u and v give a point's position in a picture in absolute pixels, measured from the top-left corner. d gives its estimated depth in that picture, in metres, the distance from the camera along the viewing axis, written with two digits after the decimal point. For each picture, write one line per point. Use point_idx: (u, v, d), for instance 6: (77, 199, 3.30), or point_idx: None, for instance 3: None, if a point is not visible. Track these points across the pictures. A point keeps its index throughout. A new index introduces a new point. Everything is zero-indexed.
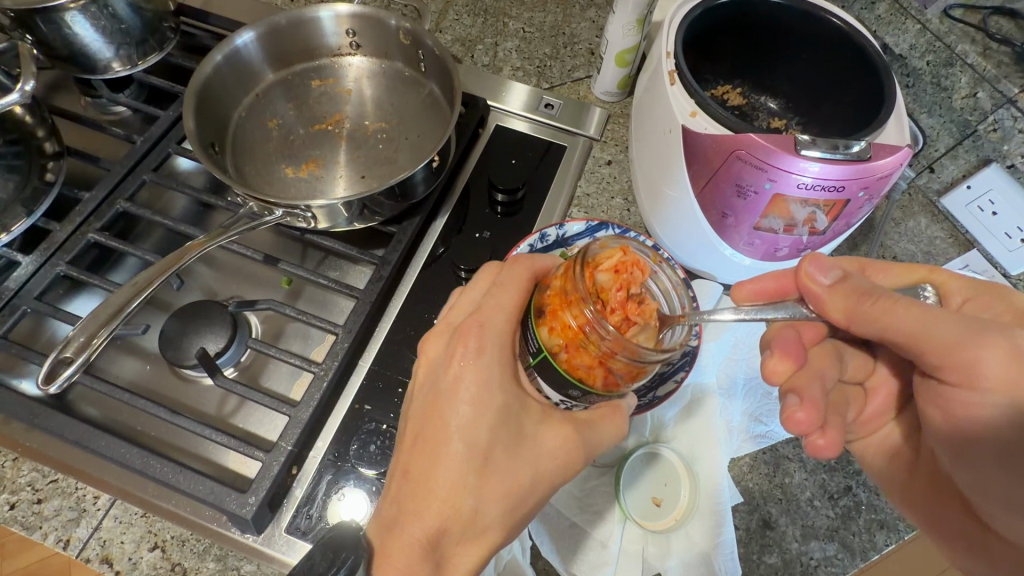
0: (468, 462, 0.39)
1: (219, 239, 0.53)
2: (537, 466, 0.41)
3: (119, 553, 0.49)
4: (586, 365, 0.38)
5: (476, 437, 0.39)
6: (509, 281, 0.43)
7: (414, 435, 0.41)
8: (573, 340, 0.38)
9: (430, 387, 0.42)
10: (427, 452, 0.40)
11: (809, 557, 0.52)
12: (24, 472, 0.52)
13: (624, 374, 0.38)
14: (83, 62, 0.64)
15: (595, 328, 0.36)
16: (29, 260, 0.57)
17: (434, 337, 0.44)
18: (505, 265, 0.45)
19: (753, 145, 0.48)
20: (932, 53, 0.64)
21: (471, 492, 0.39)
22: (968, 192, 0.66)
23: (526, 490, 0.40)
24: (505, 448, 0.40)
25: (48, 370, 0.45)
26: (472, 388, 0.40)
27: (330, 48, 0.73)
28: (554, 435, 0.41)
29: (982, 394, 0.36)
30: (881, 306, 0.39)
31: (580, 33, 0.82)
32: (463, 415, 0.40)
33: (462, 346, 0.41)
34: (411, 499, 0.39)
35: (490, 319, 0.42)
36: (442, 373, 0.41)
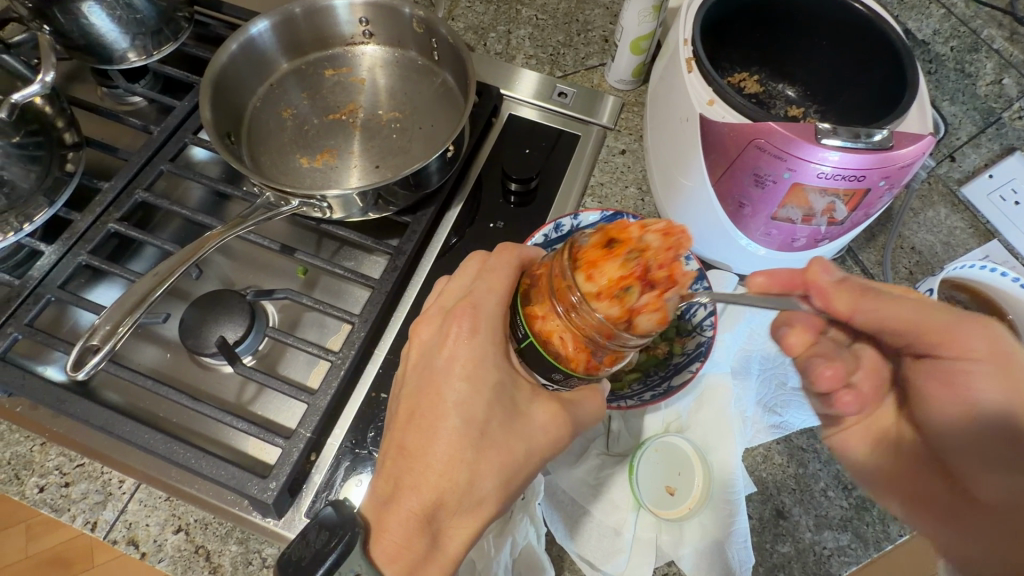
0: (462, 436, 0.39)
1: (236, 230, 0.53)
2: (529, 440, 0.40)
3: (145, 535, 0.51)
4: (566, 348, 0.38)
5: (472, 411, 0.40)
6: (498, 266, 0.43)
7: (409, 412, 0.42)
8: (555, 323, 0.38)
9: (424, 367, 0.43)
10: (421, 426, 0.40)
11: (822, 546, 0.52)
12: (51, 456, 0.54)
13: (605, 358, 0.38)
14: (99, 52, 0.64)
15: (580, 313, 0.35)
16: (52, 250, 0.58)
17: (428, 321, 0.45)
18: (494, 252, 0.45)
19: (772, 134, 0.47)
20: (956, 39, 0.63)
21: (466, 466, 0.39)
22: (990, 181, 0.65)
23: (520, 463, 0.40)
24: (500, 421, 0.40)
25: (76, 358, 0.46)
26: (467, 364, 0.40)
27: (343, 37, 0.73)
28: (544, 411, 0.41)
29: (973, 363, 0.38)
30: (880, 302, 0.41)
31: (593, 20, 0.81)
32: (457, 390, 0.40)
33: (456, 325, 0.42)
34: (406, 473, 0.40)
35: (483, 301, 0.42)
36: (436, 353, 0.42)
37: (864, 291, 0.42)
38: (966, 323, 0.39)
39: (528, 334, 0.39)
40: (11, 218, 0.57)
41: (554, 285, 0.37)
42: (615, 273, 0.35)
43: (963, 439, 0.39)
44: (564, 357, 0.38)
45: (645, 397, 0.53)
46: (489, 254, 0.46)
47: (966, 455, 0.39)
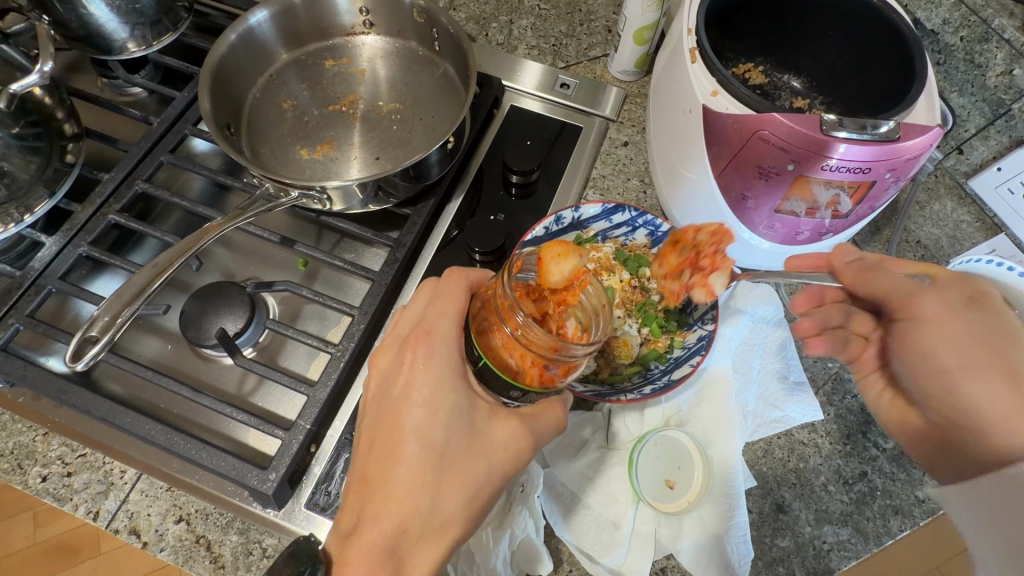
0: (423, 459, 0.39)
1: (236, 222, 0.53)
2: (489, 458, 0.40)
3: (146, 525, 0.51)
4: (519, 365, 0.38)
5: (432, 437, 0.39)
6: (447, 291, 0.43)
7: (370, 442, 0.41)
8: (503, 340, 0.39)
9: (383, 397, 0.42)
10: (381, 454, 0.40)
11: (822, 541, 0.52)
12: (54, 447, 0.54)
13: (559, 371, 0.39)
14: (99, 43, 0.64)
15: (527, 331, 0.36)
16: (53, 241, 0.58)
17: (385, 350, 0.44)
18: (443, 277, 0.44)
19: (777, 126, 0.47)
20: (966, 28, 0.62)
21: (428, 490, 0.39)
22: (998, 175, 0.64)
23: (483, 483, 0.40)
24: (460, 443, 0.39)
25: (75, 348, 0.46)
26: (425, 391, 0.40)
27: (344, 27, 0.72)
28: (503, 428, 0.40)
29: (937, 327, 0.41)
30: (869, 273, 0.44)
31: (596, 9, 0.80)
32: (416, 416, 0.40)
33: (412, 353, 0.41)
34: (368, 502, 0.39)
35: (436, 325, 0.42)
36: (393, 382, 0.42)
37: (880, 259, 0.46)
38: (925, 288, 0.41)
39: (481, 356, 0.39)
40: (11, 209, 0.57)
41: (497, 305, 0.38)
42: (673, 262, 0.55)
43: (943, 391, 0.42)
44: (516, 375, 0.39)
45: (645, 391, 0.53)
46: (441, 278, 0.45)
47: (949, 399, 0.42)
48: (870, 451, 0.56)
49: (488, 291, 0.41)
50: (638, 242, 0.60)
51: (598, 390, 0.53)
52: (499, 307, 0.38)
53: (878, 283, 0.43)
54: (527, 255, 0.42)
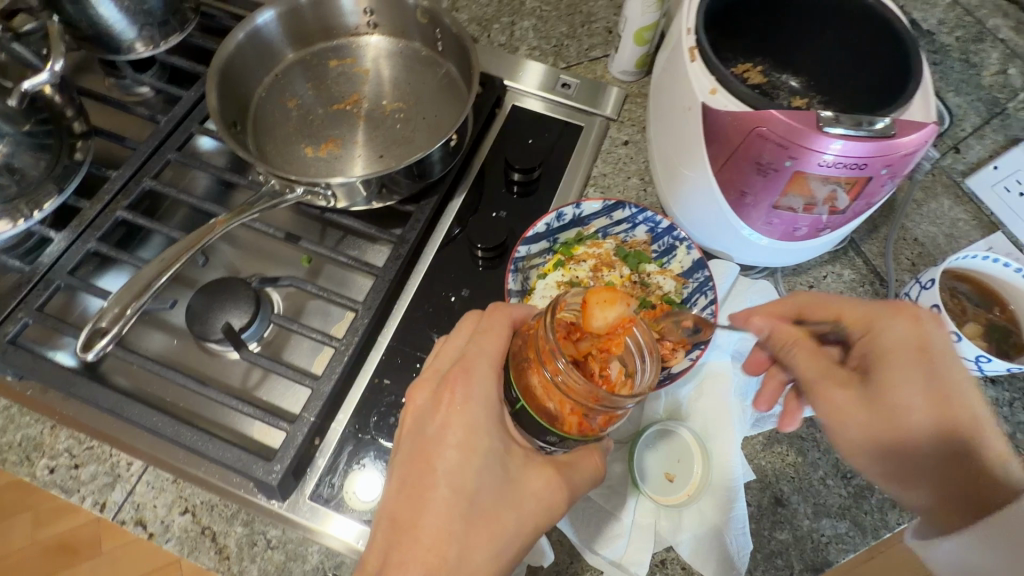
0: (455, 507, 0.38)
1: (242, 217, 0.54)
2: (522, 508, 0.39)
3: (152, 516, 0.52)
4: (558, 411, 0.39)
5: (464, 481, 0.38)
6: (491, 329, 0.43)
7: (400, 482, 0.39)
8: (542, 385, 0.39)
9: (416, 434, 0.41)
10: (412, 497, 0.39)
11: (820, 534, 0.52)
12: (61, 439, 0.55)
13: (600, 418, 0.39)
14: (107, 42, 0.65)
15: (569, 382, 0.36)
16: (61, 237, 0.59)
17: (422, 385, 0.43)
18: (486, 312, 0.44)
19: (775, 122, 0.47)
20: (962, 28, 0.64)
21: (458, 539, 0.37)
22: (994, 173, 0.64)
23: (513, 537, 0.39)
24: (491, 491, 0.39)
25: (86, 339, 0.47)
26: (461, 433, 0.39)
27: (349, 27, 0.73)
28: (539, 477, 0.40)
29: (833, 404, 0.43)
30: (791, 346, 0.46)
31: (597, 11, 0.81)
32: (451, 460, 0.39)
33: (449, 391, 0.40)
34: (395, 546, 0.37)
35: (476, 364, 0.41)
36: (429, 420, 0.41)
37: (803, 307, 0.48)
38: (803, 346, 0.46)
39: (519, 399, 0.40)
40: (21, 205, 0.58)
41: (538, 348, 0.38)
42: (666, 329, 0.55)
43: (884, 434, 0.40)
44: (559, 422, 0.39)
45: None
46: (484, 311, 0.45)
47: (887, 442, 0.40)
48: None
49: (530, 328, 0.42)
50: (638, 238, 0.61)
51: None
52: (540, 351, 0.38)
53: (800, 361, 0.46)
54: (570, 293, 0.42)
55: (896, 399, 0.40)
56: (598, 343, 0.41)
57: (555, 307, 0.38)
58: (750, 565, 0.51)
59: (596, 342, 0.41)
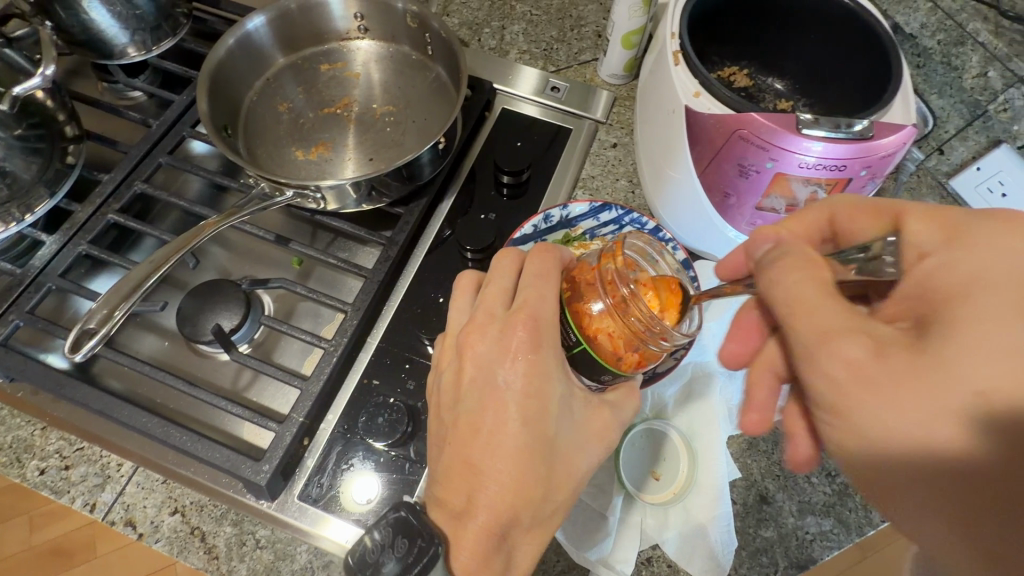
0: (535, 451, 0.40)
1: (231, 220, 0.54)
2: (589, 446, 0.42)
3: (142, 516, 0.52)
4: (615, 346, 0.40)
5: (542, 427, 0.40)
6: (545, 273, 0.43)
7: (472, 431, 0.40)
8: (600, 318, 0.41)
9: (480, 382, 0.41)
10: (486, 442, 0.40)
11: (805, 531, 0.53)
12: (52, 441, 0.55)
13: (648, 357, 0.41)
14: (99, 48, 0.66)
15: (640, 313, 0.38)
16: (52, 240, 0.60)
17: (478, 332, 0.42)
18: (534, 253, 0.44)
19: (756, 125, 0.48)
20: (943, 32, 0.63)
21: (540, 481, 0.40)
22: (977, 174, 0.66)
23: (580, 472, 0.42)
24: (567, 433, 0.41)
25: (74, 340, 0.48)
26: (534, 381, 0.40)
27: (339, 32, 0.74)
28: (598, 418, 0.43)
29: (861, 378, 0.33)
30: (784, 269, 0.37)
31: (587, 15, 0.82)
32: (525, 407, 0.40)
33: (515, 339, 0.40)
34: (477, 488, 0.40)
35: (540, 311, 0.41)
36: (496, 370, 0.41)
37: (830, 219, 0.44)
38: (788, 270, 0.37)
39: (579, 342, 0.40)
40: (13, 208, 0.58)
41: (605, 280, 0.41)
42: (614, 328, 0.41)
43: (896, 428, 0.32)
44: (613, 359, 0.41)
45: None
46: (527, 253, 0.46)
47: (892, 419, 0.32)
48: None
49: (581, 273, 0.43)
50: None
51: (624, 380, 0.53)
52: (607, 285, 0.40)
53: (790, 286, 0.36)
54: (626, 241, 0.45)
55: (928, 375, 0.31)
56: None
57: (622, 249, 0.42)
58: (735, 562, 0.51)
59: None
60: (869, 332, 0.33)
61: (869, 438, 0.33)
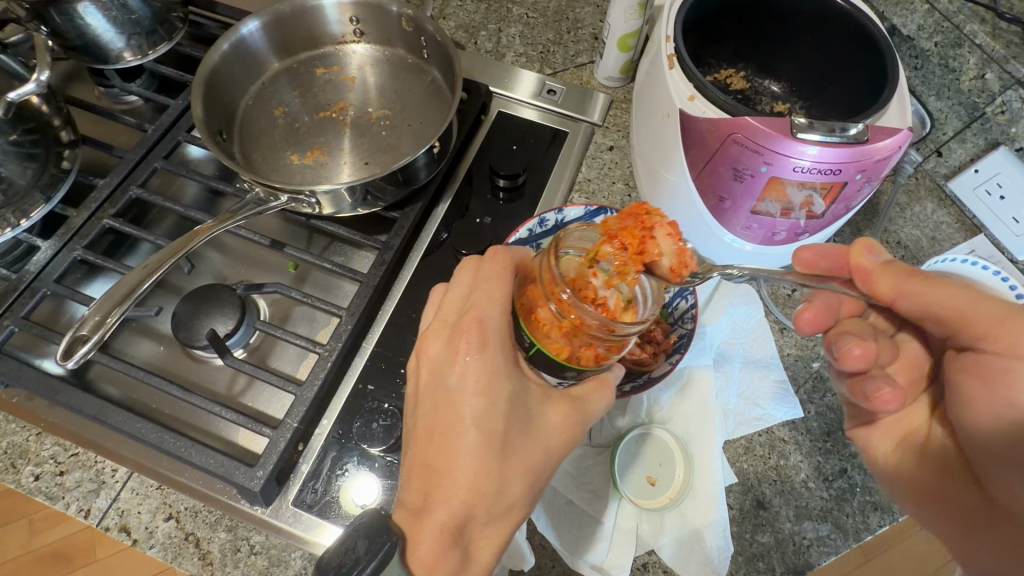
0: (486, 449, 0.40)
1: (226, 225, 0.54)
2: (547, 441, 0.42)
3: (136, 522, 0.52)
4: (571, 344, 0.40)
5: (492, 426, 0.40)
6: (494, 273, 0.43)
7: (428, 431, 0.41)
8: (546, 319, 0.40)
9: (436, 384, 0.42)
10: (441, 442, 0.41)
11: (802, 536, 0.52)
12: (46, 446, 0.55)
13: (610, 347, 0.40)
14: (95, 52, 0.66)
15: (579, 313, 0.37)
16: (48, 244, 0.60)
17: (434, 335, 0.44)
18: (486, 256, 0.44)
19: (750, 129, 0.48)
20: (941, 34, 0.63)
21: (495, 476, 0.40)
22: (975, 176, 0.66)
23: (543, 468, 0.42)
24: (519, 430, 0.41)
25: (66, 347, 0.48)
26: (481, 381, 0.40)
27: (334, 36, 0.74)
28: (555, 412, 0.42)
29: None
30: (928, 285, 0.40)
31: (583, 17, 0.82)
32: (474, 405, 0.40)
33: (464, 340, 0.41)
34: (435, 487, 0.40)
35: (487, 312, 0.42)
36: (448, 371, 0.41)
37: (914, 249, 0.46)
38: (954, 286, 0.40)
39: (532, 343, 0.40)
40: (8, 213, 0.58)
41: (543, 282, 0.40)
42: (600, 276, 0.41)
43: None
44: (571, 356, 0.40)
45: (625, 387, 0.54)
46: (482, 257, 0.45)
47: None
48: (850, 448, 0.57)
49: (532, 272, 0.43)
50: None
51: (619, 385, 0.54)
52: (545, 285, 0.39)
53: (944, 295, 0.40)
54: (571, 229, 0.42)
55: None
56: (677, 242, 0.40)
57: (556, 245, 0.40)
58: (731, 567, 0.51)
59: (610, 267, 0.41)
60: None
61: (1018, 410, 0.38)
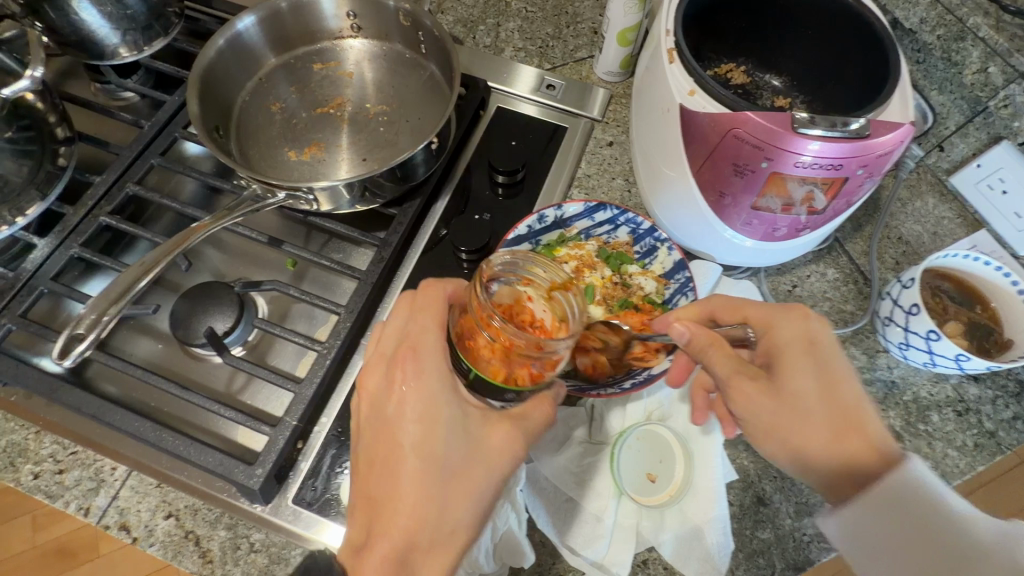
0: (426, 474, 0.39)
1: (223, 222, 0.54)
2: (491, 463, 0.41)
3: (136, 521, 0.52)
4: (508, 366, 0.41)
5: (432, 451, 0.40)
6: (427, 305, 0.44)
7: (369, 463, 0.41)
8: (482, 347, 0.41)
9: (376, 416, 0.42)
10: (381, 473, 0.40)
11: (802, 533, 0.52)
12: (46, 445, 0.55)
13: (546, 365, 0.41)
14: (90, 48, 0.65)
15: (508, 336, 0.39)
16: (44, 243, 0.59)
17: (371, 369, 0.44)
18: (420, 290, 0.45)
19: (750, 124, 0.47)
20: (942, 27, 0.62)
21: (436, 501, 0.39)
22: (978, 171, 0.65)
23: (487, 492, 0.41)
24: (460, 452, 0.40)
25: (63, 345, 0.48)
26: (419, 407, 0.41)
27: (331, 31, 0.73)
28: (499, 432, 0.42)
29: (762, 396, 0.43)
30: (709, 344, 0.45)
31: (583, 12, 0.81)
32: (412, 432, 0.40)
33: (401, 371, 0.42)
34: (379, 517, 0.39)
35: (421, 341, 0.42)
36: (386, 401, 0.42)
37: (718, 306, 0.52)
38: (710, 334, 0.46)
39: (472, 369, 0.41)
40: (3, 212, 0.58)
41: (473, 312, 0.41)
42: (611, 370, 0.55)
43: (791, 448, 0.42)
44: (509, 377, 0.41)
45: (625, 385, 0.53)
46: (416, 291, 0.46)
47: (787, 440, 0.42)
48: None
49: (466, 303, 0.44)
50: (620, 240, 0.61)
51: (581, 385, 0.54)
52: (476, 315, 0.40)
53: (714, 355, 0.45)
54: (498, 259, 0.43)
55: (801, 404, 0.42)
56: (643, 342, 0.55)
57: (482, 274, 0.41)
58: (732, 564, 0.51)
59: (541, 292, 0.44)
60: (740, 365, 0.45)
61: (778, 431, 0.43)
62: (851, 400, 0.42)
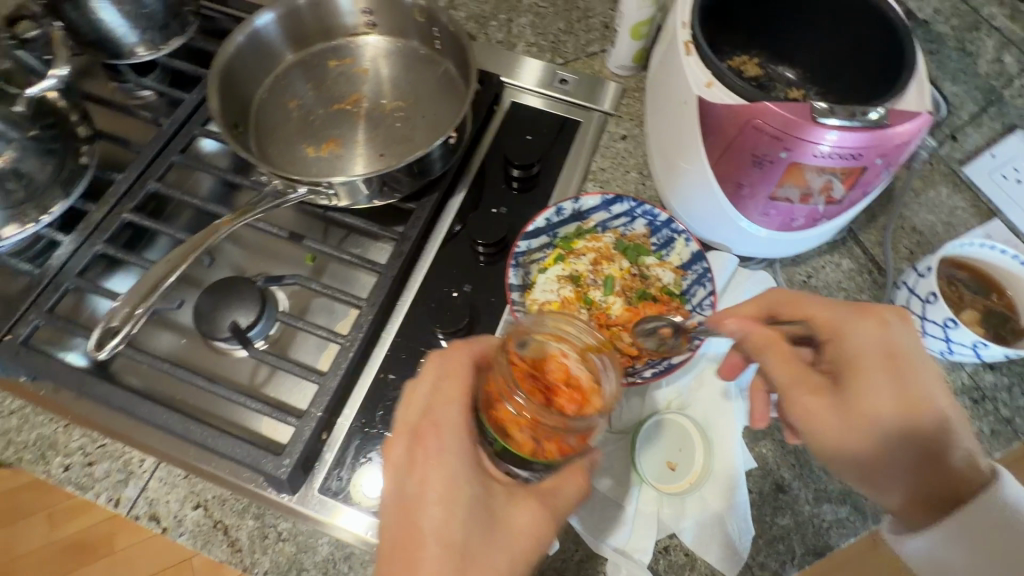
0: (447, 563, 0.38)
1: (246, 217, 0.55)
2: (514, 546, 0.40)
3: (165, 511, 0.53)
4: (537, 440, 0.40)
5: (452, 536, 0.38)
6: (452, 370, 0.43)
7: (389, 548, 0.39)
8: (509, 420, 0.40)
9: (396, 494, 0.41)
10: (400, 564, 0.38)
11: (821, 519, 0.53)
12: (75, 438, 0.56)
13: (577, 439, 0.40)
14: (110, 48, 0.66)
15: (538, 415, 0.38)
16: (69, 240, 0.60)
17: (395, 439, 0.43)
18: (444, 352, 0.45)
19: (769, 114, 0.48)
20: (957, 17, 0.61)
21: None
22: (992, 160, 0.66)
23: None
24: (481, 535, 0.39)
25: (97, 339, 0.49)
26: (440, 487, 0.39)
27: (346, 27, 0.74)
28: (524, 511, 0.41)
29: (827, 413, 0.44)
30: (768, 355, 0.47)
31: (594, 6, 0.82)
32: (433, 516, 0.39)
33: (423, 446, 0.41)
34: None
35: (444, 414, 0.42)
36: (407, 477, 0.41)
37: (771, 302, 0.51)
38: (769, 350, 0.47)
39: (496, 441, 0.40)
40: (29, 209, 0.59)
41: (501, 385, 0.40)
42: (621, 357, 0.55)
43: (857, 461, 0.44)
44: (536, 452, 0.40)
45: (645, 374, 0.54)
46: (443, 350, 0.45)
47: (855, 459, 0.44)
48: None
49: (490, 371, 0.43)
50: (637, 232, 0.62)
51: None
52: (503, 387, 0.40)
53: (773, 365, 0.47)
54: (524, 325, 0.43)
55: (872, 419, 0.43)
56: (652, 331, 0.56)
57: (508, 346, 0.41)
58: (752, 550, 0.52)
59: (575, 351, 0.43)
60: (803, 382, 0.46)
61: (844, 446, 0.44)
62: (925, 410, 0.43)
